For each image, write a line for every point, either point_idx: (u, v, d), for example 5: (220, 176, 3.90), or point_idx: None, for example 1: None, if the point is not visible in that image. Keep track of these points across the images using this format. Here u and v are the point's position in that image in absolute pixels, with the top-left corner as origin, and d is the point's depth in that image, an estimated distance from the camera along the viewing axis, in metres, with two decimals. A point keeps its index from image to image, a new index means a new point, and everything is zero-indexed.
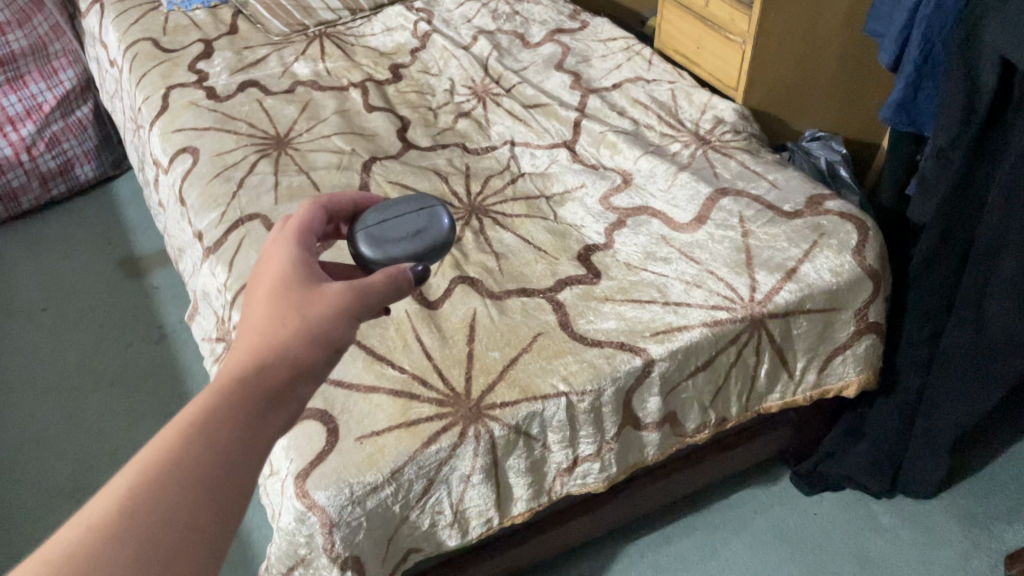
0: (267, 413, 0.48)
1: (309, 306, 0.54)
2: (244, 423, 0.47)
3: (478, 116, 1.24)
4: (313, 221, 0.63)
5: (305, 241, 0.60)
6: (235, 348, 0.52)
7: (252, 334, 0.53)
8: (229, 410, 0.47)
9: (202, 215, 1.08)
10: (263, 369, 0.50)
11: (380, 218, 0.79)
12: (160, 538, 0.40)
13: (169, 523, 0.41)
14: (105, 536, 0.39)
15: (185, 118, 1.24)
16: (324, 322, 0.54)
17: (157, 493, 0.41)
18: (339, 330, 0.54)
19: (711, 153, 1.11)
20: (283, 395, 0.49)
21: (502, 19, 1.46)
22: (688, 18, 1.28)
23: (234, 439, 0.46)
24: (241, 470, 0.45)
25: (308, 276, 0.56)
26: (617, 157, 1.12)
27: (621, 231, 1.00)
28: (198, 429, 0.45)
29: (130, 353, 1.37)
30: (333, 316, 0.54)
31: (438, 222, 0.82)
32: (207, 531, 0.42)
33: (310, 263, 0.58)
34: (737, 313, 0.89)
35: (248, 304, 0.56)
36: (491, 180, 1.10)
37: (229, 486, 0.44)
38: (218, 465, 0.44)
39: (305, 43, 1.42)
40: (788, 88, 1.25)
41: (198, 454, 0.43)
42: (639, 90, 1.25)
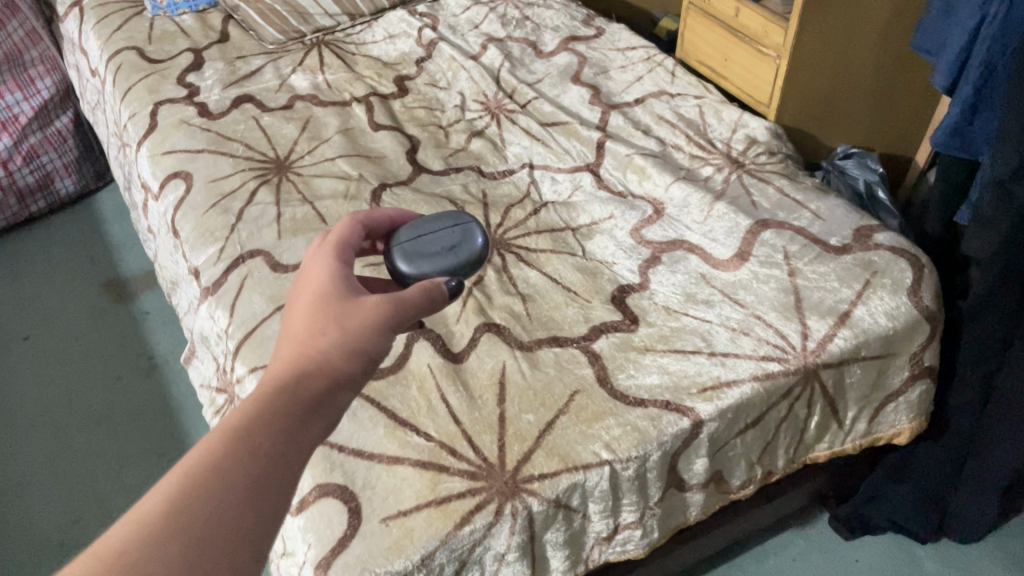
0: (309, 418, 0.48)
1: (348, 316, 0.54)
2: (287, 427, 0.46)
3: (492, 136, 1.16)
4: (350, 238, 0.63)
5: (343, 256, 0.60)
6: (276, 358, 0.52)
7: (291, 344, 0.52)
8: (271, 416, 0.46)
9: (197, 249, 0.99)
10: (304, 376, 0.50)
11: (415, 234, 0.79)
12: (207, 536, 0.40)
13: (214, 521, 0.40)
14: (151, 533, 0.38)
15: (176, 138, 1.15)
16: (363, 330, 0.53)
17: (201, 493, 0.41)
18: (380, 339, 0.54)
19: (746, 179, 1.04)
20: (324, 400, 0.49)
21: (512, 25, 1.37)
22: (714, 28, 1.20)
23: (278, 442, 0.45)
24: (285, 472, 0.44)
25: (347, 288, 0.56)
26: (645, 183, 1.04)
27: (656, 268, 0.92)
28: (242, 433, 0.45)
29: (119, 387, 1.28)
30: (372, 326, 0.54)
31: (473, 236, 0.81)
32: (254, 529, 0.41)
33: (348, 276, 0.58)
34: (788, 364, 0.82)
35: (287, 318, 0.56)
36: (512, 210, 1.02)
37: (274, 487, 0.43)
38: (261, 467, 0.43)
39: (302, 53, 1.33)
40: (822, 104, 1.18)
41: (241, 456, 0.43)
42: (663, 106, 1.17)
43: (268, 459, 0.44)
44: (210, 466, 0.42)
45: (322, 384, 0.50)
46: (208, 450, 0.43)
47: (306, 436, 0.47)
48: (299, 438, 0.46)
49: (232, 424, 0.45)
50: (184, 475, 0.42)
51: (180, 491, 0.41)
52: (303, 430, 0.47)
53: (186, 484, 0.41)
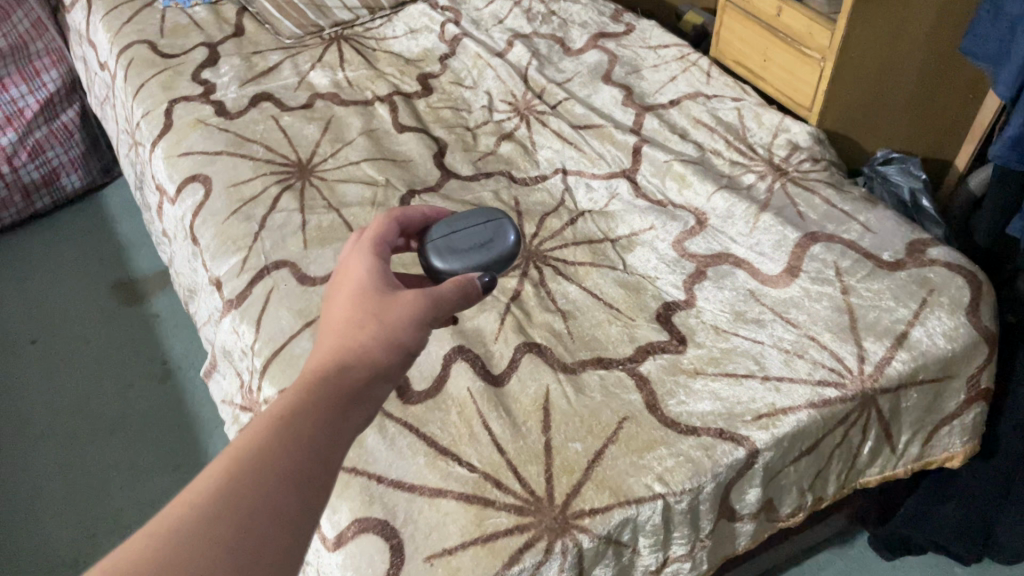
0: (354, 403, 0.52)
1: (387, 310, 0.58)
2: (333, 411, 0.50)
3: (522, 138, 1.12)
4: (386, 238, 0.68)
5: (380, 254, 0.65)
6: (320, 348, 0.57)
7: (337, 334, 0.57)
8: (319, 399, 0.51)
9: (219, 259, 0.95)
10: (348, 365, 0.54)
11: (449, 230, 0.81)
12: (266, 505, 0.43)
13: (273, 493, 0.44)
14: (217, 502, 0.42)
15: (193, 139, 1.10)
16: (400, 324, 0.58)
17: (261, 468, 0.45)
18: (416, 332, 0.58)
19: (791, 188, 1.00)
20: (366, 388, 0.53)
21: (538, 20, 1.32)
22: (753, 27, 1.15)
23: (327, 425, 0.49)
24: (336, 446, 0.49)
25: (385, 285, 0.61)
26: (685, 191, 1.00)
27: (702, 284, 0.88)
28: (295, 416, 0.49)
29: (130, 395, 1.24)
30: (409, 320, 0.58)
31: (506, 233, 0.83)
32: (308, 501, 0.45)
33: (384, 272, 0.63)
34: (846, 389, 0.78)
35: (329, 312, 0.60)
36: (547, 219, 0.98)
37: (328, 457, 0.48)
38: (313, 446, 0.47)
39: (320, 48, 1.28)
40: (865, 108, 1.13)
41: (295, 435, 0.47)
42: (700, 108, 1.12)
43: (318, 439, 0.48)
44: (267, 443, 0.46)
45: (365, 371, 0.54)
46: (264, 429, 0.47)
47: (350, 420, 0.51)
48: (345, 423, 0.51)
49: (286, 408, 0.49)
50: (242, 451, 0.46)
51: (245, 459, 0.45)
52: (348, 413, 0.51)
53: (245, 460, 0.45)
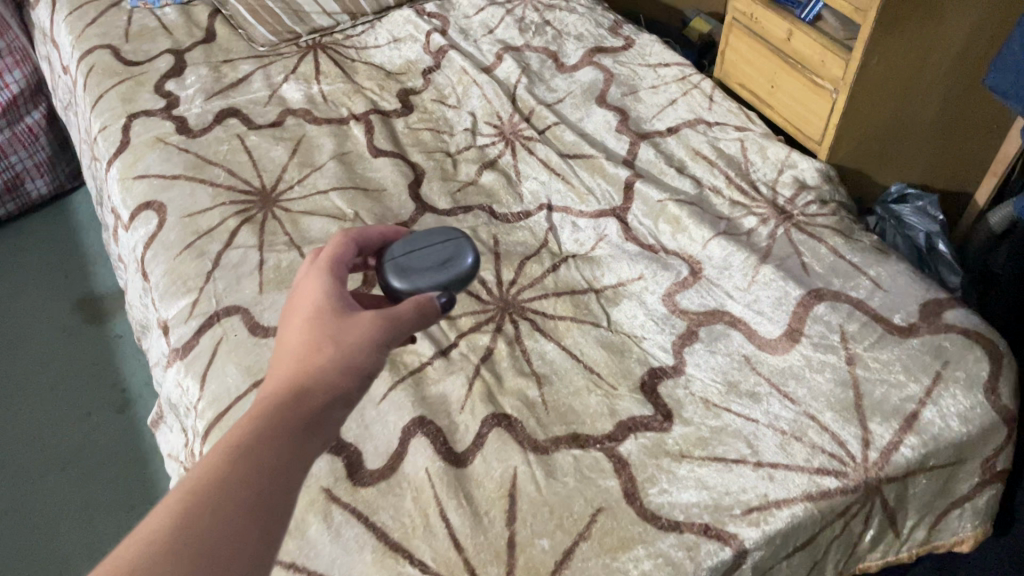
0: (308, 433, 0.49)
1: (344, 332, 0.55)
2: (286, 443, 0.48)
3: (506, 166, 1.03)
4: (344, 254, 0.64)
5: (337, 271, 0.61)
6: (272, 374, 0.54)
7: (289, 360, 0.54)
8: (271, 432, 0.48)
9: (168, 300, 0.87)
10: (301, 390, 0.51)
11: (407, 248, 0.73)
12: (217, 549, 0.41)
13: (221, 538, 0.41)
14: (162, 548, 0.39)
15: (150, 160, 1.02)
16: (357, 347, 0.55)
17: (208, 510, 0.42)
18: (375, 355, 0.55)
19: (795, 234, 0.91)
20: (322, 416, 0.51)
21: (531, 31, 1.23)
22: (760, 50, 1.06)
23: (280, 459, 0.47)
24: (287, 482, 0.46)
25: (342, 304, 0.57)
26: (679, 235, 0.91)
27: (693, 346, 0.80)
28: (245, 452, 0.46)
29: (87, 425, 1.17)
30: (369, 343, 0.55)
31: (469, 250, 0.74)
32: (261, 540, 0.43)
33: (341, 291, 0.59)
34: (847, 478, 0.70)
35: (283, 334, 0.57)
36: (527, 264, 0.89)
37: (280, 493, 0.45)
38: (263, 483, 0.45)
39: (296, 57, 1.19)
40: (880, 142, 1.04)
41: (249, 467, 0.45)
42: (700, 138, 1.04)
43: (271, 473, 0.46)
44: (213, 483, 0.43)
45: (321, 399, 0.51)
46: (211, 467, 0.44)
47: (305, 451, 0.49)
48: (298, 455, 0.48)
49: (237, 442, 0.47)
50: (189, 491, 0.43)
51: (191, 497, 0.42)
52: (303, 444, 0.49)
53: (191, 503, 0.42)
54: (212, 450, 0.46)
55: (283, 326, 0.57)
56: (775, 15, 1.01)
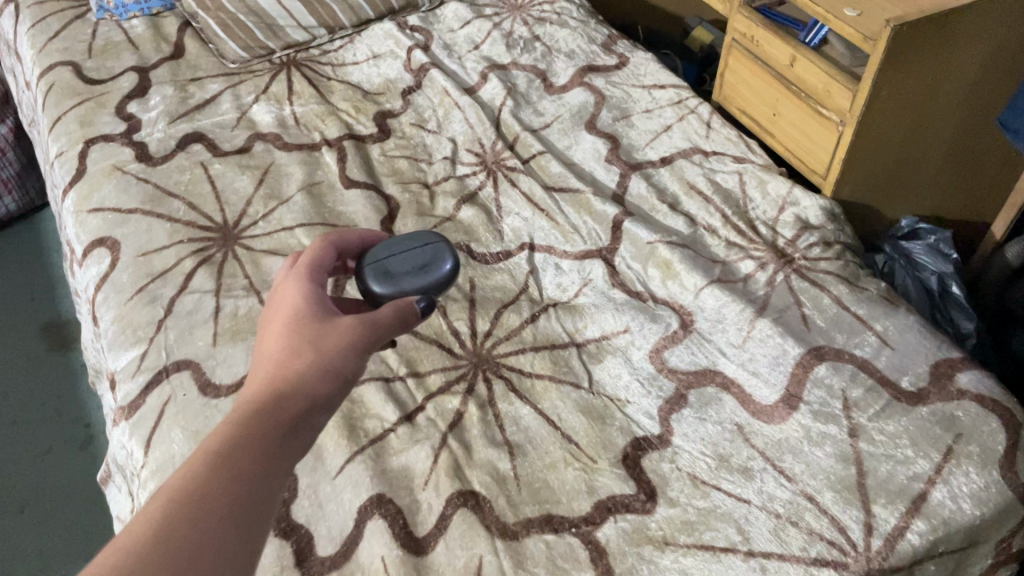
0: (290, 438, 0.47)
1: (325, 335, 0.54)
2: (269, 449, 0.46)
3: (486, 200, 0.96)
4: (323, 259, 0.63)
5: (314, 278, 0.60)
6: (249, 382, 0.52)
7: (269, 366, 0.52)
8: (251, 437, 0.46)
9: (116, 351, 0.81)
10: (282, 396, 0.50)
11: (388, 252, 0.72)
12: (199, 558, 0.38)
13: (203, 545, 0.39)
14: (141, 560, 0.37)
15: (106, 191, 0.95)
16: (337, 351, 0.53)
17: (188, 522, 0.39)
18: (355, 360, 0.54)
19: (795, 280, 0.84)
20: (304, 421, 0.49)
21: (518, 48, 1.16)
22: (761, 75, 0.98)
23: (262, 466, 0.45)
24: (270, 487, 0.44)
25: (322, 309, 0.56)
26: (669, 282, 0.84)
27: (681, 413, 0.73)
28: (224, 460, 0.44)
29: (46, 464, 1.10)
30: (349, 348, 0.54)
31: (447, 255, 0.74)
32: (246, 548, 0.41)
33: (320, 296, 0.58)
34: (847, 571, 0.62)
35: (261, 342, 0.55)
36: (504, 314, 0.83)
37: (265, 498, 0.43)
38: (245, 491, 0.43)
39: (268, 76, 1.12)
40: (889, 175, 0.97)
41: (231, 473, 0.43)
42: (695, 171, 0.97)
43: (252, 481, 0.44)
44: (192, 494, 0.41)
45: (302, 405, 0.50)
46: (190, 477, 0.42)
47: (287, 457, 0.47)
48: (280, 462, 0.46)
49: (216, 450, 0.44)
50: (166, 503, 0.40)
51: (172, 505, 0.40)
52: (283, 451, 0.47)
53: (169, 514, 0.40)
54: (190, 459, 0.44)
55: (259, 334, 0.56)
56: (779, 39, 0.93)
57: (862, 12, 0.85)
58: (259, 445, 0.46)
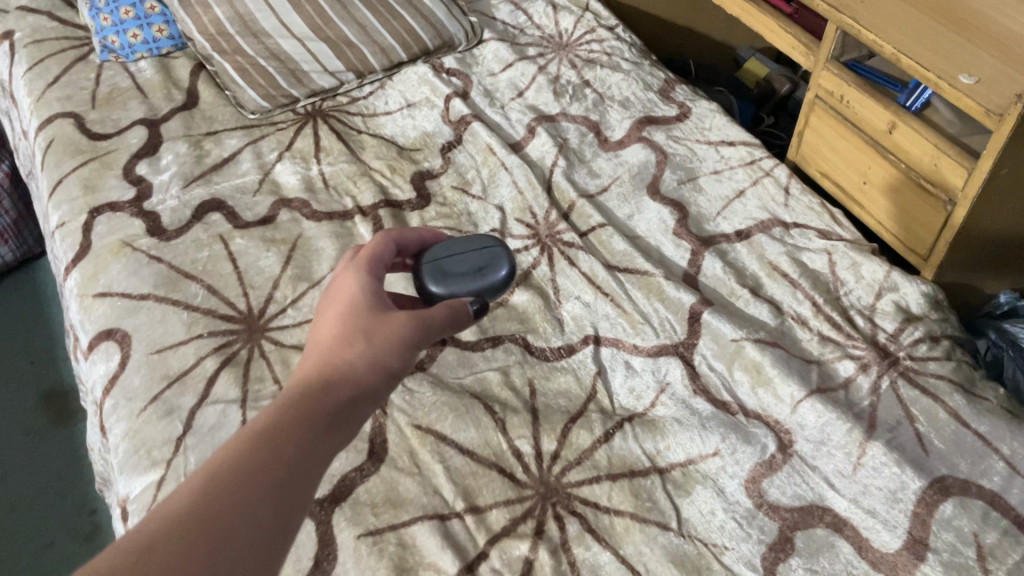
0: (335, 426, 0.49)
1: (378, 328, 0.54)
2: (311, 434, 0.47)
3: (542, 280, 0.86)
4: (383, 250, 0.63)
5: (374, 268, 0.60)
6: (300, 364, 0.53)
7: (322, 350, 0.53)
8: (300, 419, 0.47)
9: (128, 475, 0.70)
10: (329, 382, 0.51)
11: (447, 252, 0.72)
12: (240, 528, 0.40)
13: (244, 515, 0.41)
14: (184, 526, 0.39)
15: (114, 272, 0.84)
16: (387, 344, 0.54)
17: (225, 497, 0.41)
18: (403, 356, 0.55)
19: (903, 387, 0.74)
20: (348, 409, 0.50)
21: (567, 95, 1.05)
22: (851, 140, 0.87)
23: (305, 452, 0.46)
24: (315, 468, 0.46)
25: (377, 300, 0.56)
26: (760, 390, 0.74)
27: (789, 564, 0.63)
28: (268, 445, 0.45)
29: (49, 559, 1.00)
30: (399, 342, 0.54)
31: (504, 261, 0.73)
32: (285, 524, 0.42)
33: (376, 285, 0.58)
34: None
35: (315, 325, 0.56)
36: (572, 429, 0.72)
37: (310, 480, 0.45)
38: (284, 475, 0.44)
39: (291, 129, 1.01)
40: (996, 253, 0.86)
41: (277, 450, 0.45)
42: (778, 248, 0.86)
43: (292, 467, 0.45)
44: (232, 474, 0.42)
45: (349, 393, 0.51)
46: (230, 457, 0.44)
47: (329, 443, 0.48)
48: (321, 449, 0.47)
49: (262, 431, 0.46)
50: (216, 470, 0.42)
51: (219, 474, 0.42)
52: (326, 436, 0.48)
53: (209, 488, 0.41)
54: (240, 433, 0.46)
55: (315, 317, 0.56)
56: (876, 104, 0.82)
57: (980, 79, 0.73)
58: (305, 426, 0.47)
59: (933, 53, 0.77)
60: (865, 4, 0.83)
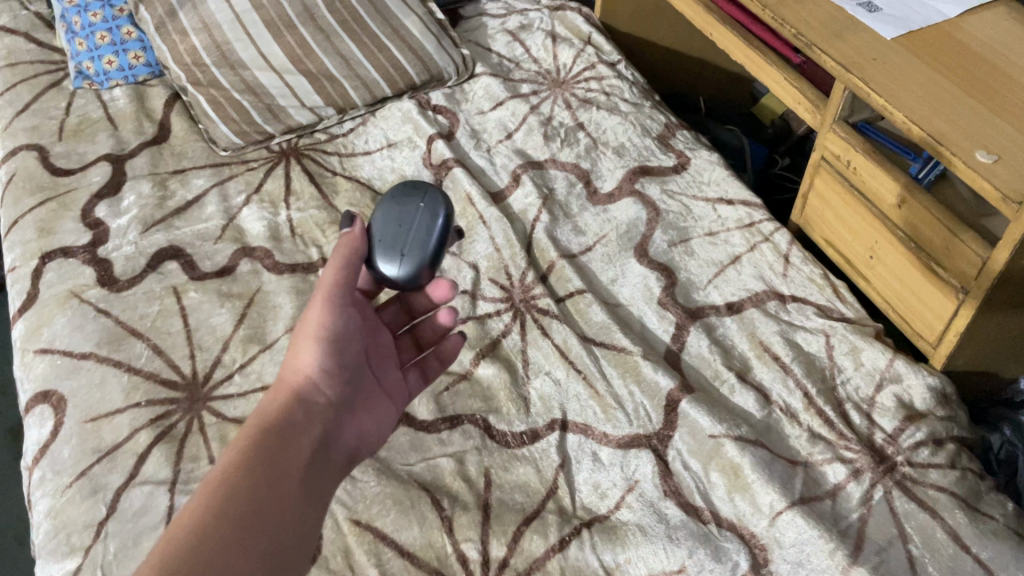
0: (286, 426, 0.54)
1: (302, 332, 0.59)
2: (268, 444, 0.52)
3: (511, 351, 0.79)
4: None
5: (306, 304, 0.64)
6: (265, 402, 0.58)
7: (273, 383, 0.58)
8: (252, 436, 0.53)
9: (45, 561, 0.65)
10: (266, 413, 0.55)
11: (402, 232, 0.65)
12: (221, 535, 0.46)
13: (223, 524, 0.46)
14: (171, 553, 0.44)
15: (57, 325, 0.80)
16: (313, 334, 0.58)
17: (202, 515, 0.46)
18: (333, 327, 0.58)
19: (897, 499, 0.66)
20: (297, 408, 0.55)
21: (558, 139, 0.98)
22: (858, 210, 0.79)
23: (254, 481, 0.49)
24: (278, 466, 0.51)
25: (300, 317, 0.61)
26: (737, 496, 0.67)
27: None
28: (219, 492, 0.48)
29: None
30: (321, 329, 0.58)
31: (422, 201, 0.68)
32: (261, 519, 0.48)
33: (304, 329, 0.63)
34: None
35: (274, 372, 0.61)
36: (525, 531, 0.65)
37: (273, 476, 0.50)
38: (243, 511, 0.47)
39: (262, 169, 0.96)
40: (1016, 341, 0.77)
41: (236, 467, 0.50)
42: (770, 325, 0.78)
43: (243, 499, 0.48)
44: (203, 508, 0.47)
45: (291, 397, 0.56)
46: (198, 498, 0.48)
47: (287, 442, 0.53)
48: (275, 472, 0.51)
49: (208, 484, 0.49)
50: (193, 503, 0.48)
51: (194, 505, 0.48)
52: (283, 437, 0.53)
53: (175, 550, 0.44)
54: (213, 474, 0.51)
55: None
56: (885, 175, 0.74)
57: (1000, 157, 0.65)
58: (258, 441, 0.52)
59: (950, 124, 0.68)
60: (877, 62, 0.75)
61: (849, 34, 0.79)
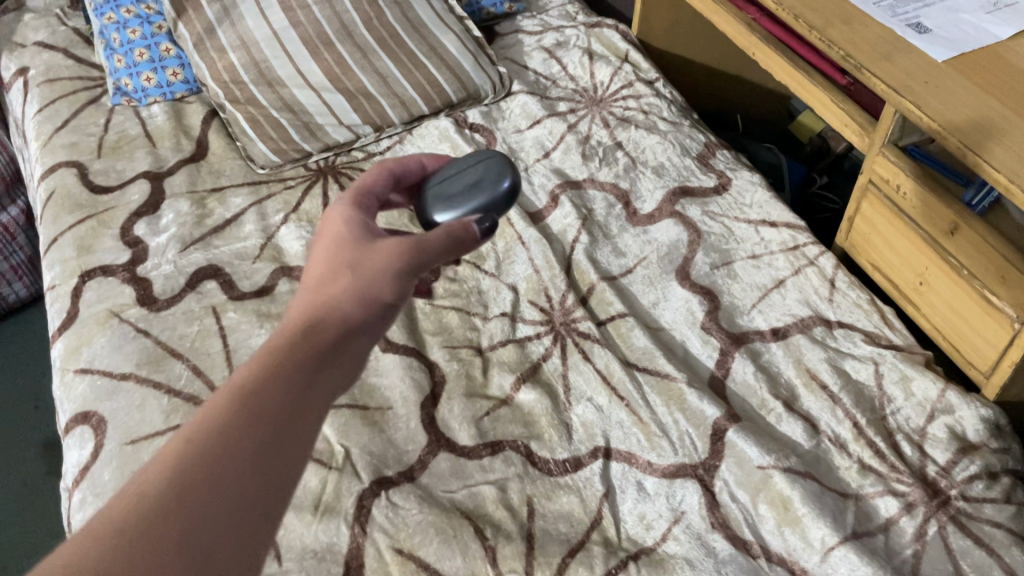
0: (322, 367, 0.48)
1: (366, 258, 0.52)
2: (299, 378, 0.47)
3: (552, 375, 0.78)
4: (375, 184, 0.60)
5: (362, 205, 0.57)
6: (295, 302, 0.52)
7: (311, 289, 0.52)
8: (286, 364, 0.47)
9: None
10: (302, 333, 0.49)
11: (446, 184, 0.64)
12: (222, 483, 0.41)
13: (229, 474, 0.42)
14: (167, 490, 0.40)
15: (97, 345, 0.79)
16: (378, 271, 0.51)
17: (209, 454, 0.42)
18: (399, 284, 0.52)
19: (952, 535, 0.64)
20: (340, 348, 0.49)
21: (596, 159, 0.97)
22: (908, 235, 0.78)
23: (273, 426, 0.44)
24: (303, 412, 0.46)
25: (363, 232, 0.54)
26: (788, 530, 0.65)
27: None
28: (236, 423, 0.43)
29: None
30: (383, 278, 0.51)
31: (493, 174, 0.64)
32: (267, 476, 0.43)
33: (361, 218, 0.56)
34: None
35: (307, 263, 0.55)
36: (570, 563, 0.64)
37: (295, 425, 0.45)
38: (254, 457, 0.43)
39: (299, 188, 0.95)
40: None
41: (260, 400, 0.45)
42: (817, 352, 0.77)
43: (254, 456, 0.43)
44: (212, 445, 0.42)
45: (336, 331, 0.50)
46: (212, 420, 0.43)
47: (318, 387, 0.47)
48: (293, 414, 0.46)
49: (221, 407, 0.44)
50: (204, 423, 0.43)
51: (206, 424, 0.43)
52: (316, 378, 0.48)
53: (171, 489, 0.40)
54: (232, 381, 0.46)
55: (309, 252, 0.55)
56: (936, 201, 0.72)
57: None
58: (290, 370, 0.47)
59: (1006, 149, 0.67)
60: (928, 85, 0.74)
61: (898, 56, 0.77)
